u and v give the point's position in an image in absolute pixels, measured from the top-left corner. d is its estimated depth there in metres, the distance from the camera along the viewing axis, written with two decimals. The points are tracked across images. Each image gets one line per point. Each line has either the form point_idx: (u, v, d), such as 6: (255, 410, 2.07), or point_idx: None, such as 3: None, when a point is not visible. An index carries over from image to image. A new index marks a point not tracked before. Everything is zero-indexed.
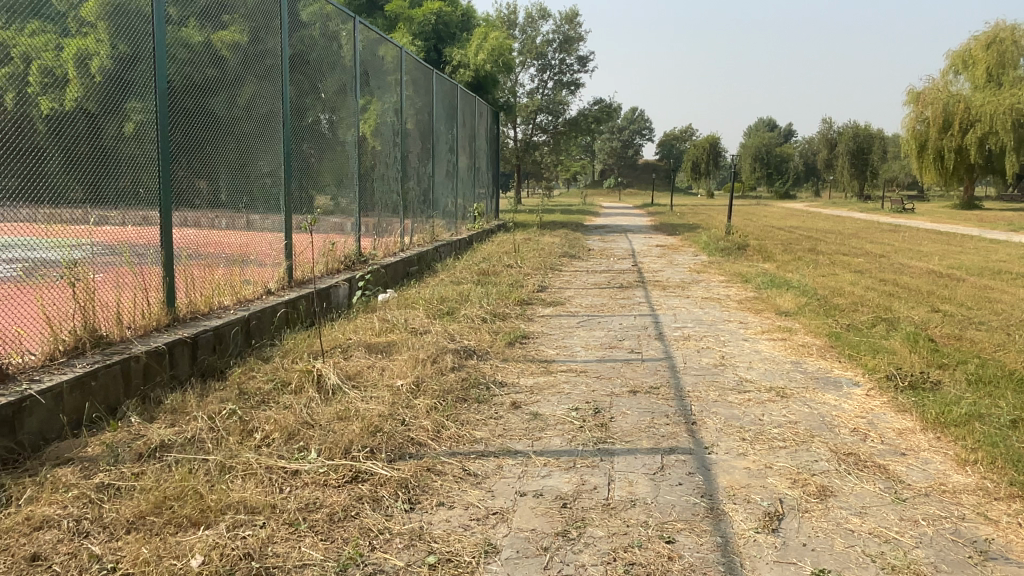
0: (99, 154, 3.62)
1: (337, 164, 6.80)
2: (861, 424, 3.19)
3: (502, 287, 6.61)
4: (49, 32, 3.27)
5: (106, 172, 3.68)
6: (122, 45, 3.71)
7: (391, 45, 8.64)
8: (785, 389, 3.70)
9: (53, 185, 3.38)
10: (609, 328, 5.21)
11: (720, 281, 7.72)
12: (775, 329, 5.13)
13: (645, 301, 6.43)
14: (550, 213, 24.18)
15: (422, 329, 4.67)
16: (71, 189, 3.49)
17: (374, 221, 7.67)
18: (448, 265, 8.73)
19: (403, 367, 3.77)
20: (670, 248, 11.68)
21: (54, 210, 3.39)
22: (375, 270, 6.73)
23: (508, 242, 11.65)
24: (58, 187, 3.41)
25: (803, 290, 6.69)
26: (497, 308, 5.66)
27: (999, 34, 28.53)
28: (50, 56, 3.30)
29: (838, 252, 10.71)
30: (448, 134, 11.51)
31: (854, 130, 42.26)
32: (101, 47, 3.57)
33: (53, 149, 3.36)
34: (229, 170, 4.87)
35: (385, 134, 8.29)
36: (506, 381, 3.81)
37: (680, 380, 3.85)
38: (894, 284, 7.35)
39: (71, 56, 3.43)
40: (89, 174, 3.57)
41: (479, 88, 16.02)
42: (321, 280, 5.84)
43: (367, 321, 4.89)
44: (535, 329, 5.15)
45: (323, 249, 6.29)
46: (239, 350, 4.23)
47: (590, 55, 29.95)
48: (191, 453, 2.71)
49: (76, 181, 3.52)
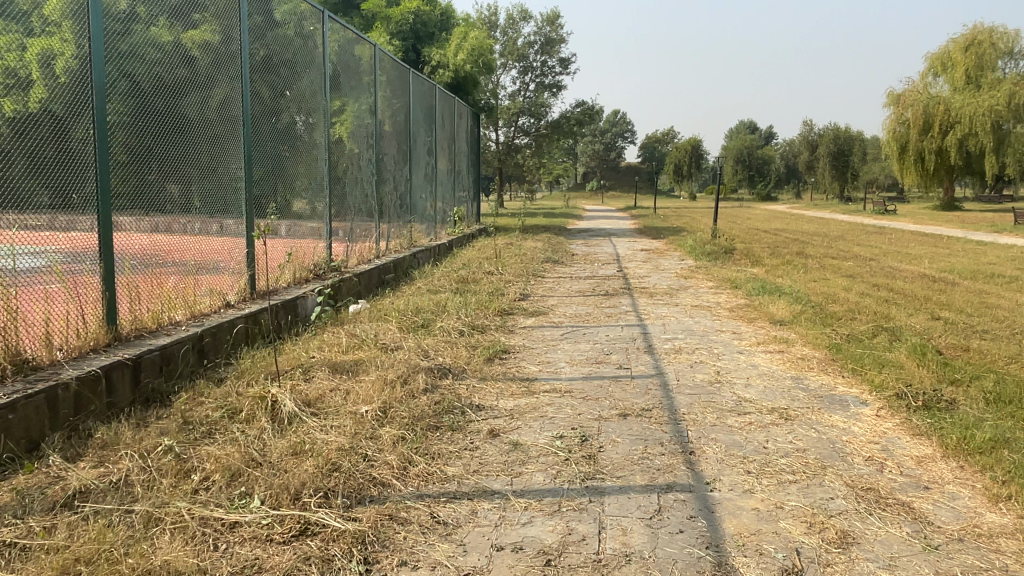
0: (67, 158, 3.40)
1: (310, 168, 6.45)
2: (875, 452, 2.88)
3: (482, 296, 6.26)
4: (13, 32, 3.14)
5: (75, 175, 3.46)
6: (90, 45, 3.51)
7: (369, 45, 8.33)
8: (787, 410, 3.38)
9: (14, 190, 3.17)
10: (595, 340, 4.88)
11: (709, 287, 7.43)
12: (771, 340, 4.83)
13: (633, 309, 6.12)
14: (533, 216, 23.88)
15: (394, 344, 4.32)
16: (36, 193, 3.25)
17: (348, 227, 7.29)
18: (425, 272, 8.36)
19: (370, 390, 3.42)
20: (655, 252, 11.41)
21: (19, 216, 3.19)
22: (346, 279, 6.35)
23: (489, 247, 11.30)
24: (19, 193, 3.19)
25: (796, 297, 6.42)
26: (476, 319, 5.31)
27: (977, 36, 28.71)
28: (11, 56, 3.16)
29: (826, 256, 10.49)
30: (428, 136, 11.17)
31: (834, 132, 42.45)
32: (67, 47, 3.39)
33: (15, 154, 3.16)
34: (191, 175, 4.54)
35: (361, 136, 7.94)
36: (484, 403, 3.47)
37: (673, 400, 3.52)
38: (888, 290, 7.10)
39: (36, 57, 3.22)
40: (57, 177, 3.35)
41: (460, 90, 15.69)
42: (287, 290, 5.46)
43: (335, 336, 4.52)
44: (516, 343, 4.81)
45: (291, 257, 5.90)
46: (190, 370, 3.85)
47: (572, 57, 29.73)
48: (116, 502, 2.34)
49: (42, 186, 3.28)
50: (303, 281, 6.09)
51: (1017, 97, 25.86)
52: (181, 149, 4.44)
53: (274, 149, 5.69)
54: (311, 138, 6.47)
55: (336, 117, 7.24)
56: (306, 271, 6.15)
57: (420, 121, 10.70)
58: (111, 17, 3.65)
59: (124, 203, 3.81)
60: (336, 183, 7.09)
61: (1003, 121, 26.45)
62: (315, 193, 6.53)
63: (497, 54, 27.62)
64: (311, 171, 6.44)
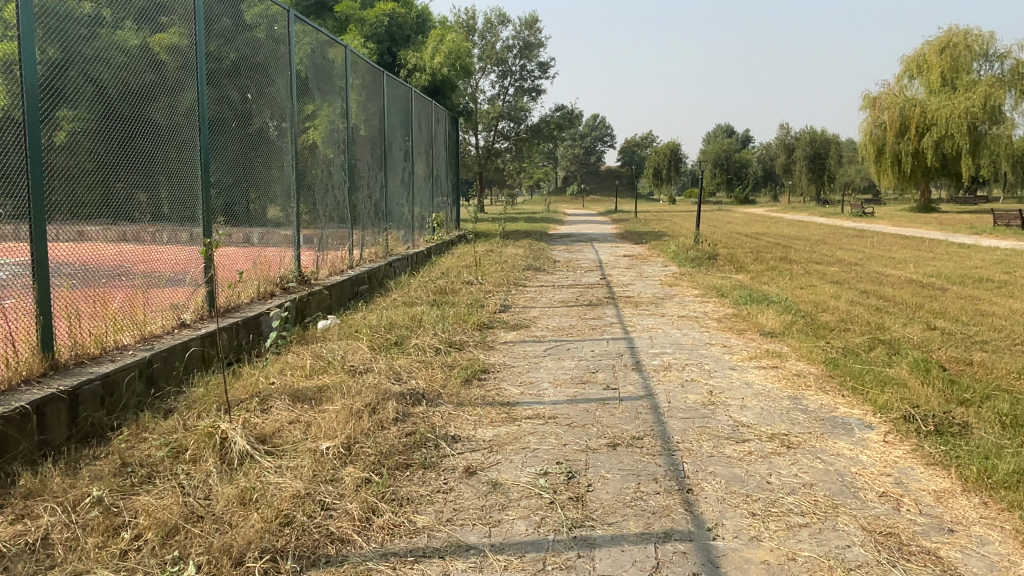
0: (31, 165, 3.24)
1: (280, 176, 6.13)
2: (890, 487, 2.63)
3: (461, 309, 5.96)
4: None
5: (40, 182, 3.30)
6: (52, 49, 3.37)
7: (342, 48, 8.06)
8: (788, 436, 3.12)
9: None
10: (579, 357, 4.59)
11: (695, 295, 7.20)
12: (764, 354, 4.58)
13: (617, 321, 5.84)
14: (513, 222, 23.57)
15: (364, 366, 4.00)
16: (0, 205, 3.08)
17: (318, 234, 6.93)
18: (401, 283, 8.03)
19: (333, 423, 3.10)
20: (637, 258, 11.18)
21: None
22: (316, 293, 6.01)
23: (468, 254, 10.97)
24: None
25: (786, 306, 6.19)
26: (453, 335, 5.01)
27: (951, 39, 29.03)
28: None
29: (810, 260, 10.33)
30: (404, 141, 10.87)
31: (811, 134, 42.77)
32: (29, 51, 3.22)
33: None
34: (157, 182, 4.29)
35: (334, 142, 7.63)
36: (461, 434, 3.16)
37: (666, 426, 3.24)
38: (878, 296, 6.92)
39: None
40: (19, 186, 3.18)
41: (437, 94, 15.38)
42: (249, 307, 5.11)
43: (301, 357, 4.20)
44: (496, 360, 4.50)
45: (255, 270, 5.54)
46: (137, 401, 3.50)
47: (551, 61, 29.55)
48: (29, 569, 2.01)
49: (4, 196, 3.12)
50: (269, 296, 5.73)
51: (991, 99, 26.30)
52: (150, 156, 4.22)
53: (241, 156, 5.39)
54: (282, 144, 6.16)
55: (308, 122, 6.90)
56: (273, 285, 5.79)
57: (395, 125, 10.38)
58: (77, 20, 3.54)
59: (90, 212, 3.67)
60: (307, 191, 6.76)
61: (979, 123, 26.77)
62: (286, 202, 6.18)
63: (475, 58, 27.35)
64: (281, 179, 6.13)
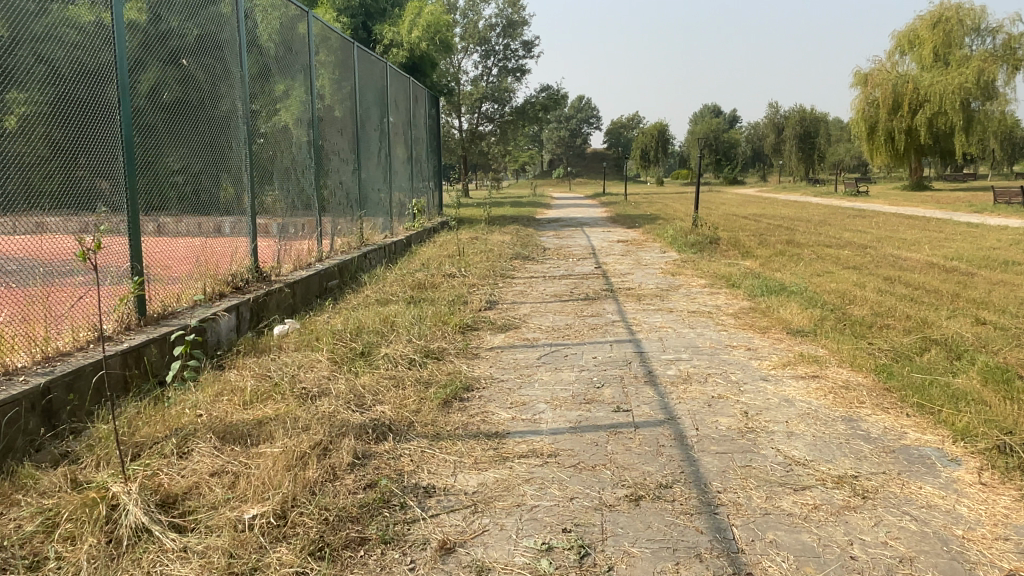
0: None
1: (238, 160, 5.40)
2: (1016, 561, 1.94)
3: (441, 308, 5.22)
4: None
5: None
6: None
7: (314, 22, 7.40)
8: (859, 480, 2.42)
9: None
10: (580, 367, 3.87)
11: (702, 285, 6.50)
12: (797, 361, 3.87)
13: (620, 319, 5.11)
14: (499, 207, 22.68)
15: (320, 387, 3.25)
16: None
17: (282, 223, 6.12)
18: (376, 275, 7.25)
19: (269, 476, 2.36)
20: (633, 244, 10.45)
21: None
22: (278, 293, 5.25)
23: (451, 243, 10.17)
24: None
25: (809, 297, 5.50)
26: (432, 341, 4.28)
27: (943, 13, 28.38)
28: None
29: (818, 243, 9.65)
30: (381, 123, 10.10)
31: (800, 113, 42.09)
32: None
33: None
34: (121, 167, 3.89)
35: (304, 123, 6.89)
36: (436, 485, 2.43)
37: (699, 468, 2.53)
38: (905, 284, 6.26)
39: None
40: None
41: (417, 71, 14.50)
42: (193, 313, 4.35)
43: (247, 377, 3.46)
44: (482, 373, 3.77)
45: (204, 267, 4.75)
46: (25, 443, 2.74)
47: (536, 39, 28.55)
48: None
49: None
50: (223, 295, 4.95)
51: (985, 74, 25.84)
52: (115, 140, 3.84)
53: (191, 138, 4.70)
54: (241, 123, 5.44)
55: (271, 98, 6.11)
56: (223, 284, 4.99)
57: (370, 104, 9.58)
58: None
59: (47, 202, 3.47)
60: (269, 177, 5.97)
61: (973, 99, 26.26)
62: (244, 188, 5.41)
63: (457, 37, 26.35)
64: (238, 163, 5.38)
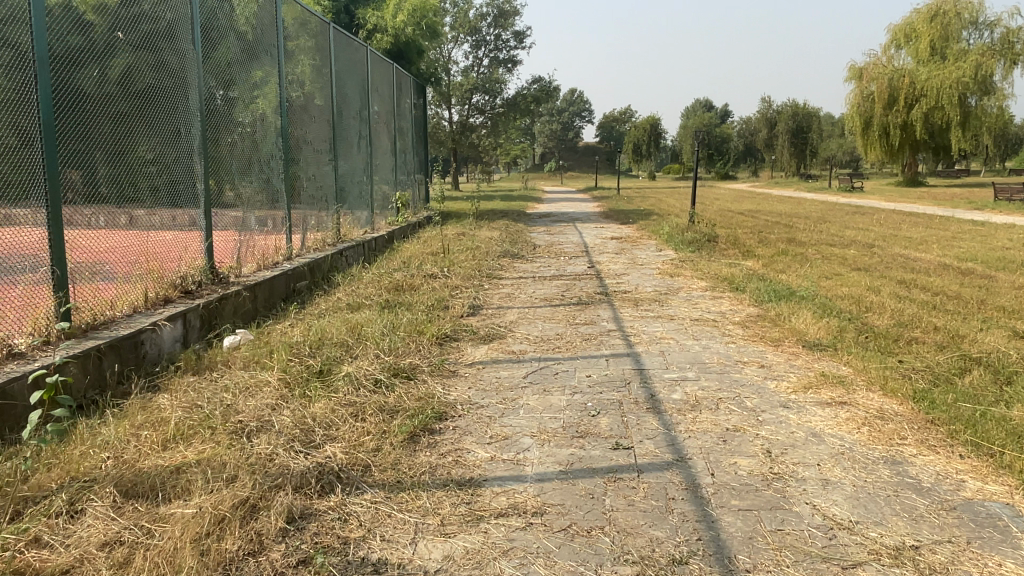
0: None
1: (194, 150, 4.85)
2: None
3: (418, 314, 4.69)
4: None
5: None
6: None
7: (291, 3, 6.87)
8: (922, 554, 1.94)
9: None
10: (572, 390, 3.34)
11: (703, 288, 5.99)
12: (821, 384, 3.37)
13: (616, 328, 4.59)
14: (488, 201, 22.10)
15: (260, 420, 2.71)
16: None
17: (244, 217, 5.54)
18: (350, 274, 6.70)
19: (174, 551, 1.84)
20: (627, 241, 9.94)
21: None
22: (235, 298, 4.70)
23: (435, 239, 9.62)
24: None
25: (823, 304, 5.01)
26: (404, 356, 3.75)
27: (941, 7, 27.95)
28: None
29: (821, 242, 9.17)
30: (363, 112, 9.54)
31: (793, 108, 41.65)
32: None
33: None
34: (92, 159, 3.74)
35: (276, 110, 6.36)
36: (389, 560, 1.91)
37: (719, 534, 2.03)
38: (923, 289, 5.79)
39: None
40: None
41: (402, 58, 13.89)
42: (132, 321, 3.81)
43: (177, 404, 2.91)
44: (459, 396, 3.25)
45: (147, 269, 4.20)
46: None
47: (528, 29, 27.90)
48: None
49: None
50: (170, 300, 4.39)
51: (982, 69, 25.50)
52: (85, 131, 3.68)
53: (155, 128, 4.38)
54: (198, 108, 4.88)
55: (236, 80, 5.55)
56: (170, 288, 4.42)
57: (351, 91, 9.02)
58: None
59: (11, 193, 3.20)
60: (231, 169, 5.43)
61: (969, 94, 25.94)
62: (199, 179, 4.86)
63: (447, 26, 25.68)
64: (192, 151, 4.80)
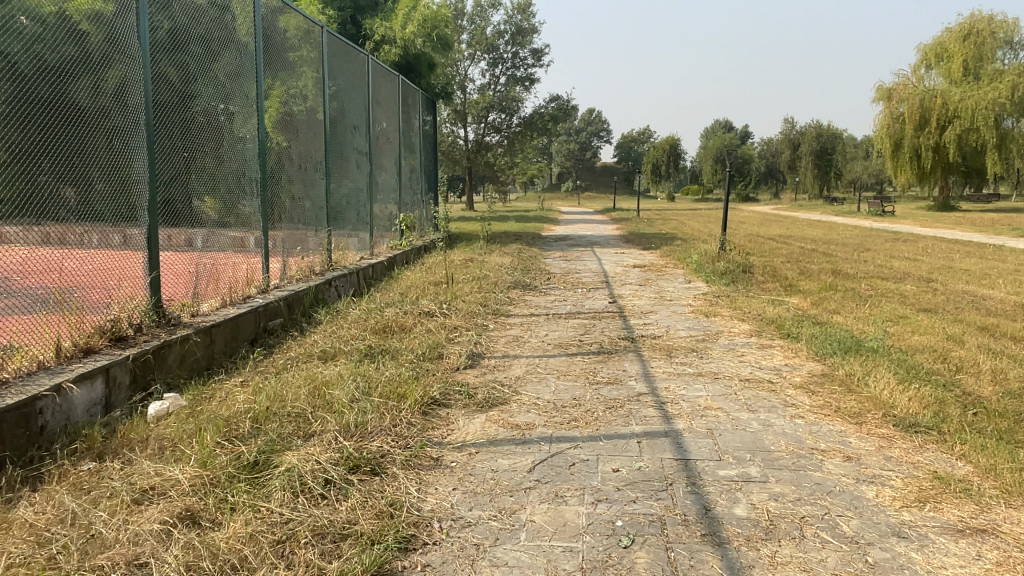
0: None
1: (173, 172, 4.14)
2: None
3: (404, 369, 3.81)
4: None
5: None
6: None
7: (295, 13, 6.15)
8: None
9: None
10: (596, 497, 2.43)
11: (746, 333, 5.08)
12: (940, 496, 2.43)
13: (648, 391, 3.68)
14: (502, 222, 21.36)
15: (130, 567, 1.84)
16: None
17: (210, 245, 4.68)
18: (336, 309, 5.84)
19: None
20: (651, 270, 9.03)
21: None
22: (191, 343, 3.93)
23: (439, 266, 8.78)
24: None
25: (902, 360, 4.06)
26: (375, 436, 2.86)
27: (975, 26, 26.97)
28: None
29: (871, 275, 8.17)
30: (366, 128, 8.74)
31: (817, 130, 40.67)
32: None
33: None
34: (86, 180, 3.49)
35: (269, 127, 5.60)
36: None
37: None
38: (1012, 339, 4.83)
39: None
40: None
41: (413, 72, 13.19)
42: (37, 378, 2.98)
43: (28, 526, 2.03)
44: (440, 505, 2.35)
45: (81, 311, 3.41)
46: None
47: (545, 48, 27.42)
48: None
49: None
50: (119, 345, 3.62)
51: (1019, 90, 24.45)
52: (78, 150, 3.43)
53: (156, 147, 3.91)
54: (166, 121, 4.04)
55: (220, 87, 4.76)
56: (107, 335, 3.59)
57: (353, 105, 8.25)
58: None
59: None
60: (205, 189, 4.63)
61: (1005, 115, 24.87)
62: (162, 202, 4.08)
63: (463, 44, 25.15)
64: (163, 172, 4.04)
